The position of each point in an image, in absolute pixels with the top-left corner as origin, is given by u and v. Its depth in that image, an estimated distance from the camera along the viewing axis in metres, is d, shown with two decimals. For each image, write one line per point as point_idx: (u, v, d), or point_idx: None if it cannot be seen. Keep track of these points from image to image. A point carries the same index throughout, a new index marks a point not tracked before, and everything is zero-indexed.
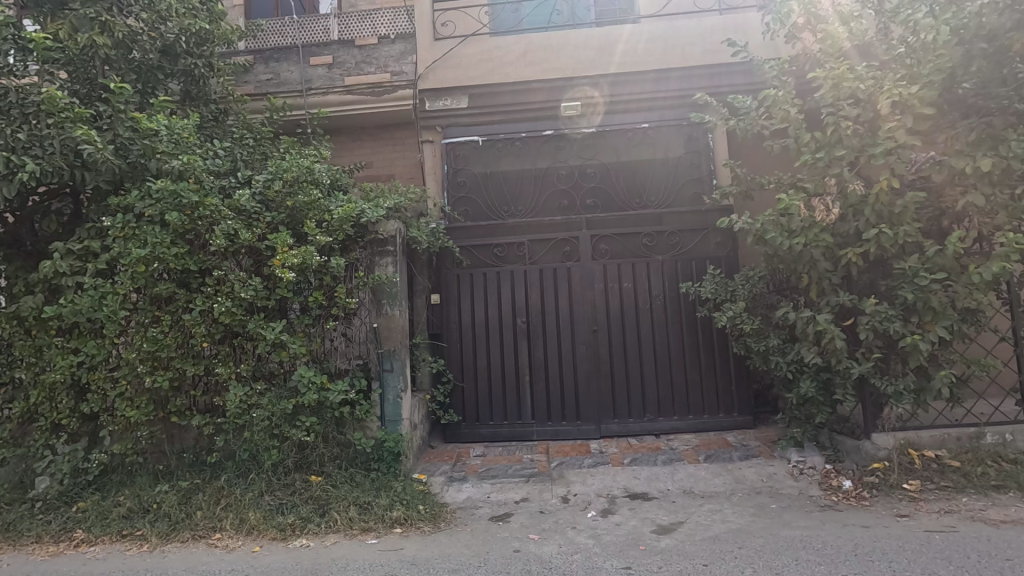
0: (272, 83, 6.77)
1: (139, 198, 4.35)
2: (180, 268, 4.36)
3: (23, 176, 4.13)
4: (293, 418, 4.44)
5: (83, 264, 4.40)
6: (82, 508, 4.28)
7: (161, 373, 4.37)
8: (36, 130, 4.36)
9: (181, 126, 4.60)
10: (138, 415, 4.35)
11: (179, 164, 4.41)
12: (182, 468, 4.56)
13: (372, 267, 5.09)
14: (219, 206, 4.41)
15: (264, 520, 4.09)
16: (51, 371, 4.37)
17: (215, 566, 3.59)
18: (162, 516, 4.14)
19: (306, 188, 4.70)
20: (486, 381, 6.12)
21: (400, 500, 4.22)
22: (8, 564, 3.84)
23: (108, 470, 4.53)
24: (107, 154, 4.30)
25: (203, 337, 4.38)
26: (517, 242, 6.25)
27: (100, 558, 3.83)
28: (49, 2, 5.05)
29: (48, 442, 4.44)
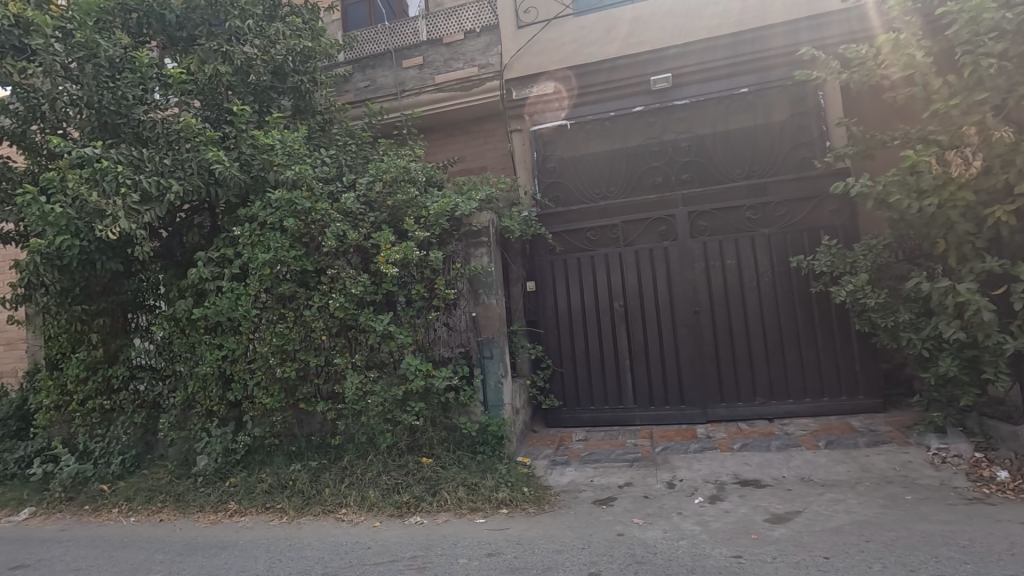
0: (369, 90, 7.23)
1: (262, 208, 4.87)
2: (299, 268, 4.80)
3: (171, 197, 4.77)
4: (403, 404, 4.77)
5: (220, 269, 5.00)
6: (234, 483, 4.89)
7: (289, 364, 4.85)
8: (178, 154, 5.01)
9: (293, 139, 5.03)
10: (272, 402, 4.89)
11: (292, 174, 4.83)
12: (311, 449, 5.07)
13: (468, 258, 5.28)
14: (328, 210, 4.80)
15: (382, 497, 4.40)
16: (203, 364, 5.06)
17: (341, 536, 3.92)
18: (298, 491, 4.61)
19: (404, 187, 4.99)
20: (586, 366, 6.10)
21: (506, 482, 4.37)
22: (179, 528, 4.49)
23: (251, 450, 5.15)
24: (233, 171, 4.86)
25: (322, 330, 4.80)
26: (611, 224, 6.14)
27: (249, 526, 4.35)
28: (183, 41, 5.80)
29: (205, 425, 5.14)
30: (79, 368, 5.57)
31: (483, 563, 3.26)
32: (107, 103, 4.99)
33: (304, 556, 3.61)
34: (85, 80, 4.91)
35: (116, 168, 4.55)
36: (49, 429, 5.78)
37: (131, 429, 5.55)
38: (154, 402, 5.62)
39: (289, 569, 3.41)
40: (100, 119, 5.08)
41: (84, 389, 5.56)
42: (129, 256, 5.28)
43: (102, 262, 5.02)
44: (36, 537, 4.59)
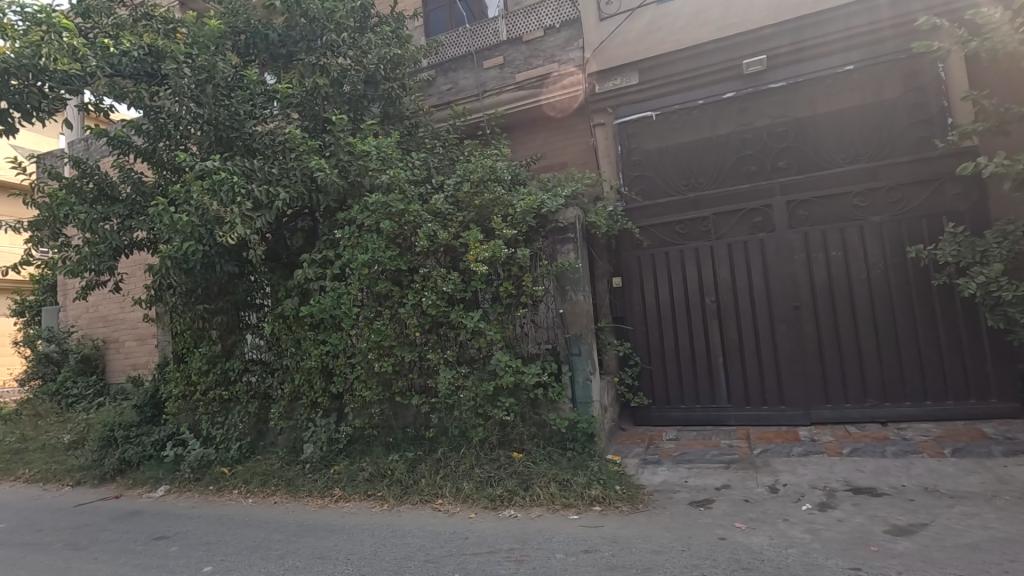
0: (452, 92, 7.41)
1: (360, 211, 5.13)
2: (394, 267, 5.00)
3: (279, 204, 5.14)
4: (494, 399, 4.87)
5: (323, 270, 5.34)
6: (339, 470, 5.21)
7: (387, 359, 5.09)
8: (284, 163, 5.39)
9: (387, 145, 5.23)
10: (371, 395, 5.16)
11: (387, 178, 5.06)
12: (406, 441, 5.29)
13: (555, 255, 5.30)
14: (420, 211, 4.97)
15: (476, 490, 4.50)
16: (309, 358, 5.47)
17: (440, 526, 4.05)
18: (396, 481, 4.83)
19: (490, 185, 5.08)
20: (676, 363, 5.92)
21: (598, 479, 4.34)
22: (291, 510, 4.83)
23: (352, 440, 5.46)
24: (333, 177, 5.17)
25: (416, 327, 4.99)
26: (701, 216, 5.94)
27: (354, 512, 4.61)
28: (283, 57, 6.19)
29: (310, 416, 5.57)
30: (202, 361, 6.15)
31: (581, 559, 3.25)
32: (223, 119, 5.46)
33: (407, 543, 3.76)
34: (205, 99, 5.39)
35: (232, 179, 4.95)
36: (179, 416, 6.44)
37: (246, 418, 6.06)
38: (265, 394, 6.09)
39: (394, 554, 3.57)
40: (217, 134, 5.55)
41: (206, 380, 6.13)
42: (243, 259, 5.74)
43: (221, 265, 5.49)
44: (171, 512, 5.11)
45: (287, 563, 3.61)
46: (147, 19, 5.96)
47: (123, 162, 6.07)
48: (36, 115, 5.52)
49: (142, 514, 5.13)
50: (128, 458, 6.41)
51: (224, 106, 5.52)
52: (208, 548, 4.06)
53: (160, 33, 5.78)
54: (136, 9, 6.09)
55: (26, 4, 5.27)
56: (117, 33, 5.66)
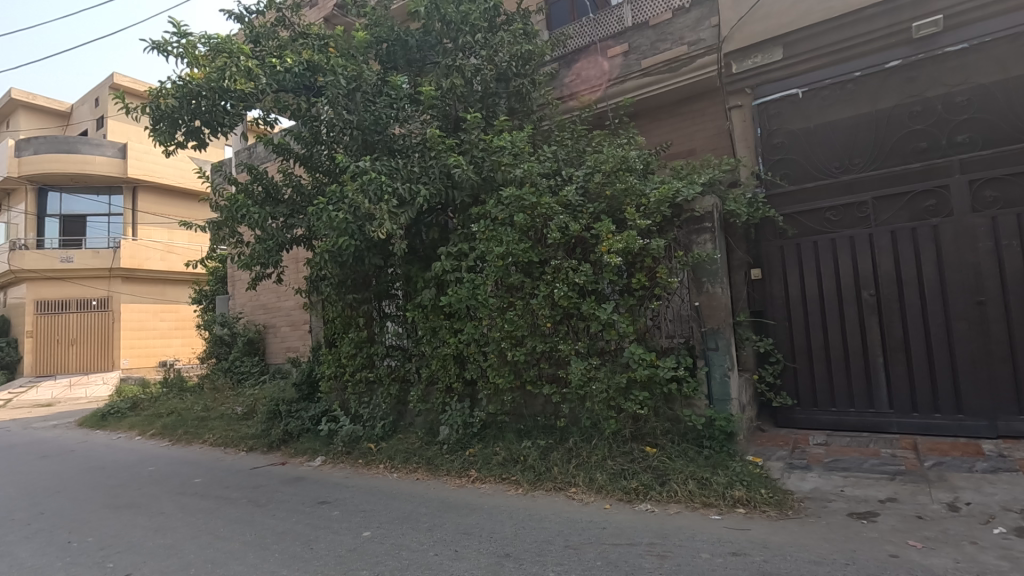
0: (575, 83, 7.35)
1: (494, 205, 5.34)
2: (526, 260, 5.10)
3: (420, 200, 5.45)
4: (626, 392, 4.83)
5: (458, 262, 5.62)
6: (474, 453, 5.47)
7: (519, 349, 5.24)
8: (424, 163, 5.74)
9: (520, 139, 5.35)
10: (503, 382, 5.36)
11: (520, 172, 5.18)
12: (537, 429, 5.43)
13: (690, 246, 5.14)
14: (551, 204, 5.02)
15: (610, 481, 4.48)
16: (445, 345, 5.84)
17: (576, 514, 4.11)
18: (529, 467, 4.96)
19: (622, 176, 5.02)
20: (825, 362, 5.45)
21: (741, 480, 4.13)
22: (433, 487, 5.16)
23: (485, 425, 5.73)
24: (469, 172, 5.40)
25: (547, 318, 5.05)
26: (858, 201, 5.40)
27: (490, 493, 4.81)
28: (419, 62, 6.58)
29: (446, 399, 5.97)
30: (350, 346, 6.77)
31: (729, 562, 3.12)
32: (369, 123, 5.92)
33: (545, 528, 3.86)
34: (353, 106, 5.87)
35: (380, 178, 5.29)
36: (331, 394, 7.18)
37: (388, 399, 6.60)
38: (404, 377, 6.58)
39: (533, 537, 3.68)
40: (363, 138, 6.01)
41: (353, 363, 6.76)
42: (386, 252, 6.21)
43: (369, 258, 5.96)
44: (329, 480, 5.69)
45: (435, 535, 3.87)
46: (303, 37, 6.62)
47: (286, 167, 6.80)
48: (219, 131, 6.36)
49: (306, 480, 5.77)
50: (289, 429, 7.23)
51: (370, 111, 5.96)
52: (365, 515, 4.47)
53: (315, 49, 6.38)
54: (294, 29, 6.79)
55: (212, 35, 6.09)
56: (281, 52, 6.33)
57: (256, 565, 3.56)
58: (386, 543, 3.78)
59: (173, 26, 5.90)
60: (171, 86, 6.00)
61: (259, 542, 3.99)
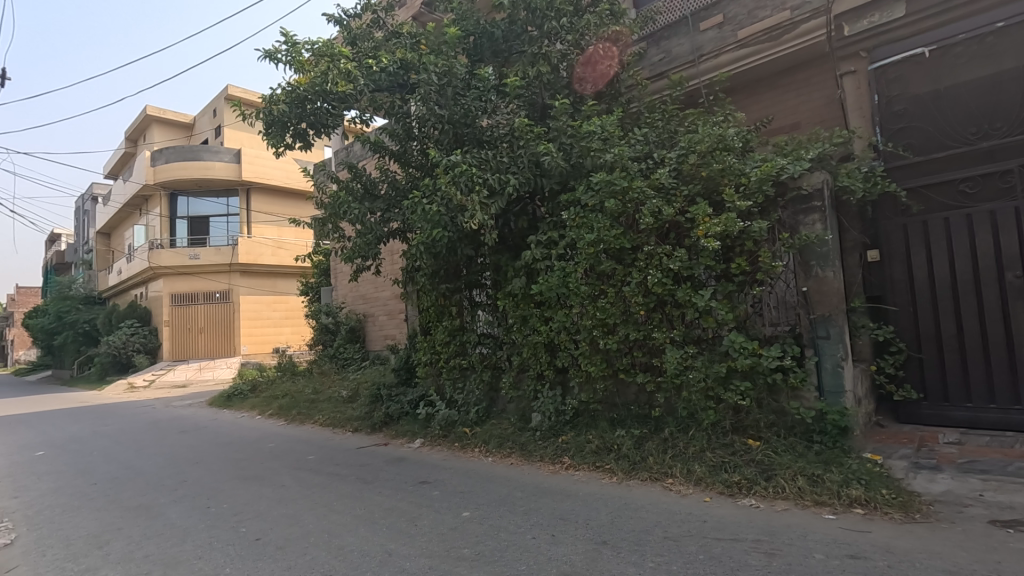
0: (665, 61, 7.04)
1: (584, 192, 5.28)
2: (618, 246, 5.01)
3: (510, 189, 5.49)
4: (726, 382, 4.63)
5: (548, 250, 5.65)
6: (566, 440, 5.49)
7: (611, 337, 5.18)
8: (513, 153, 5.79)
9: (610, 123, 5.24)
10: (595, 370, 5.33)
11: (610, 157, 5.07)
12: (630, 418, 5.36)
13: (797, 228, 4.79)
14: (644, 187, 4.87)
15: (710, 474, 4.33)
16: (536, 333, 5.90)
17: (674, 505, 4.01)
18: (623, 456, 4.90)
19: (720, 155, 4.77)
20: (959, 352, 4.89)
21: (858, 479, 3.83)
22: (527, 472, 5.25)
23: (578, 413, 5.74)
24: (558, 160, 5.36)
25: (640, 305, 4.94)
26: (1001, 169, 4.77)
27: (584, 481, 4.81)
28: (505, 52, 6.62)
29: (538, 386, 6.05)
30: (445, 334, 7.04)
31: (848, 565, 2.91)
32: (459, 117, 6.07)
33: (643, 518, 3.80)
34: (444, 101, 6.01)
35: (470, 170, 5.39)
36: (427, 379, 7.52)
37: (481, 385, 6.79)
38: (496, 364, 6.74)
39: (631, 527, 3.64)
40: (454, 132, 6.16)
41: (448, 350, 7.03)
42: (477, 243, 6.35)
43: (461, 249, 6.11)
44: (428, 462, 5.96)
45: (532, 519, 3.94)
46: (396, 37, 6.88)
47: (382, 163, 7.12)
48: (323, 131, 6.77)
49: (407, 460, 6.08)
50: (390, 412, 7.64)
51: (459, 105, 6.10)
52: (463, 496, 4.64)
53: (407, 47, 6.61)
54: (387, 29, 7.07)
55: (314, 41, 6.51)
56: (376, 53, 6.62)
57: (367, 537, 3.81)
58: (484, 524, 3.90)
59: (282, 35, 6.35)
60: (281, 92, 6.46)
61: (368, 516, 4.27)
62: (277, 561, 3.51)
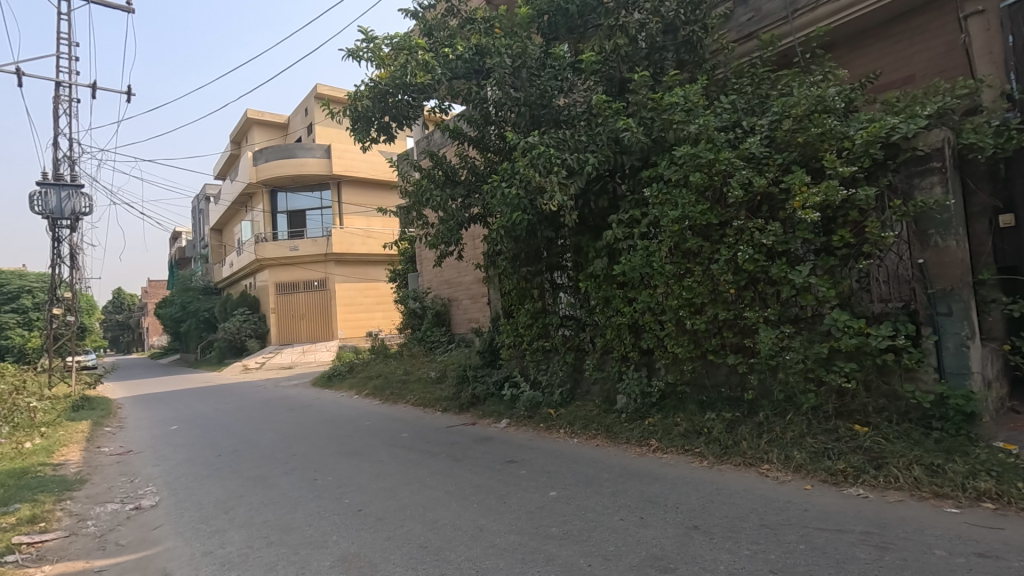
0: (755, 20, 6.51)
1: (667, 166, 5.07)
2: (704, 222, 4.78)
3: (590, 168, 5.38)
4: (827, 363, 4.32)
5: (630, 229, 5.52)
6: (653, 423, 5.39)
7: (699, 317, 4.99)
8: (592, 131, 5.65)
9: (694, 92, 4.97)
10: (682, 352, 5.16)
11: (695, 128, 4.81)
12: (721, 400, 5.16)
13: (911, 193, 4.31)
14: (732, 158, 4.60)
15: (811, 461, 4.09)
16: (619, 314, 5.80)
17: (771, 492, 3.82)
18: (714, 440, 4.73)
19: (818, 118, 4.38)
20: None
21: (987, 470, 3.45)
22: (613, 454, 5.21)
23: (664, 395, 5.60)
24: (639, 136, 5.16)
25: (730, 284, 4.69)
26: None
27: (673, 464, 4.70)
28: (581, 27, 6.43)
29: (622, 368, 5.96)
30: (527, 316, 7.10)
31: (975, 564, 2.64)
32: (536, 98, 6.03)
33: (736, 504, 3.66)
34: (520, 83, 6.03)
35: (548, 151, 5.34)
36: (511, 361, 7.65)
37: (564, 367, 6.80)
38: (579, 346, 6.72)
39: (724, 512, 3.52)
40: (531, 114, 6.13)
41: (531, 332, 7.10)
42: (557, 224, 6.31)
43: (541, 232, 6.10)
44: (515, 442, 6.09)
45: (619, 501, 3.92)
46: (471, 22, 6.89)
47: (461, 150, 7.21)
48: (405, 124, 7.01)
49: (494, 440, 6.25)
50: (477, 393, 7.87)
51: (535, 86, 6.06)
52: (550, 476, 4.70)
53: (482, 32, 6.60)
54: (462, 16, 7.09)
55: (392, 35, 6.70)
56: (452, 41, 6.69)
57: (459, 512, 3.98)
58: (572, 504, 3.93)
59: (363, 33, 6.60)
60: (365, 88, 6.74)
61: (459, 492, 4.44)
62: (378, 531, 3.75)
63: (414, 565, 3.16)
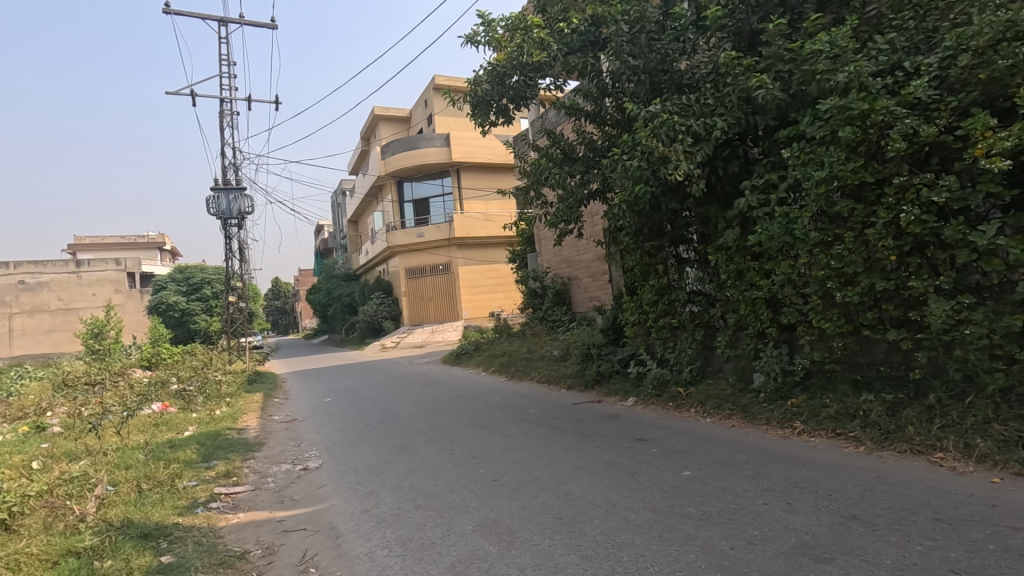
0: None
1: (809, 122, 4.57)
2: (857, 182, 4.26)
3: (718, 133, 5.01)
4: (1022, 338, 3.68)
5: (766, 196, 5.10)
6: (797, 404, 4.99)
7: (850, 289, 4.48)
8: (719, 92, 5.25)
9: (842, 35, 4.41)
10: (830, 327, 4.69)
11: (844, 76, 4.28)
12: (880, 380, 4.64)
13: None
14: (891, 106, 4.03)
15: (1000, 451, 3.54)
16: (755, 288, 5.40)
17: (947, 484, 3.37)
18: (873, 424, 4.28)
19: (1008, 47, 3.67)
20: None
21: None
22: (751, 435, 4.93)
23: (810, 374, 5.16)
24: (775, 92, 4.70)
25: (890, 250, 4.15)
26: None
27: (824, 448, 4.32)
28: None
29: (758, 346, 5.58)
30: (651, 293, 6.87)
31: None
32: (656, 64, 5.73)
33: (903, 495, 3.29)
34: (638, 50, 5.76)
35: (671, 118, 5.07)
36: (636, 339, 7.51)
37: (693, 344, 6.54)
38: (709, 323, 6.41)
39: (887, 503, 3.18)
40: (651, 80, 5.86)
41: (656, 309, 6.88)
42: (682, 195, 6.01)
43: (665, 204, 5.86)
44: (643, 420, 5.99)
45: (762, 484, 3.70)
46: None
47: (578, 126, 7.09)
48: (522, 104, 7.07)
49: (622, 417, 6.20)
50: (601, 371, 7.84)
51: (655, 51, 5.76)
52: (683, 455, 4.57)
53: None
54: None
55: (507, 16, 6.76)
56: (566, 15, 6.57)
57: (591, 487, 4.02)
58: (708, 485, 3.79)
59: (479, 18, 6.73)
60: (483, 72, 6.88)
61: (589, 468, 4.48)
62: (514, 500, 3.91)
63: (551, 535, 3.26)
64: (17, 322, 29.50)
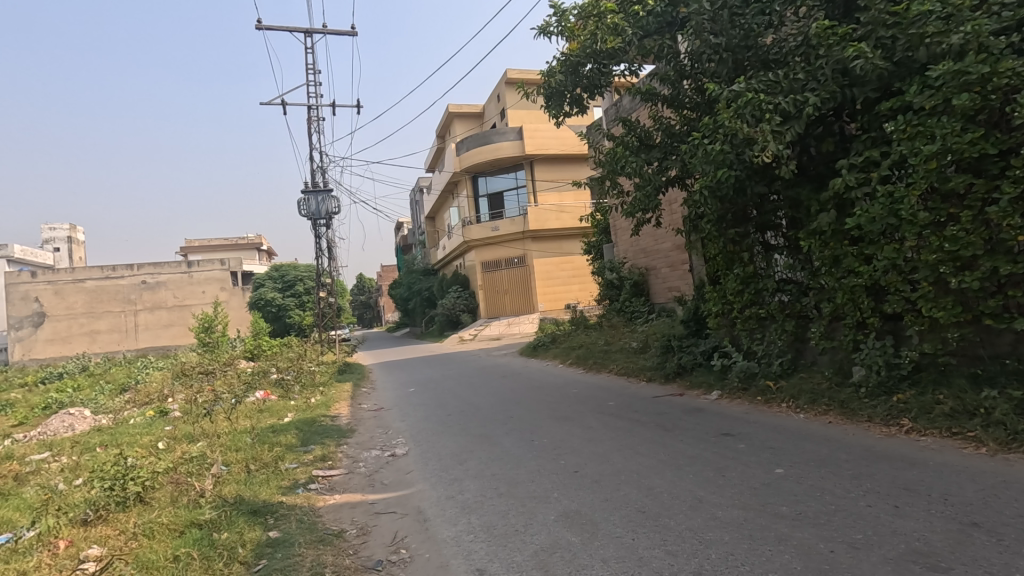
0: None
1: (918, 92, 4.15)
2: (976, 155, 3.86)
3: (810, 109, 4.68)
4: None
5: (866, 174, 4.70)
6: (904, 400, 4.60)
7: (968, 274, 4.07)
8: (811, 66, 4.88)
9: None
10: (944, 316, 4.25)
11: (959, 38, 3.89)
12: (1006, 374, 4.21)
13: None
14: (1018, 67, 3.63)
15: None
16: (853, 275, 4.98)
17: None
18: (997, 423, 3.87)
19: None
20: None
21: None
22: (851, 432, 4.59)
23: (919, 367, 4.73)
24: (876, 61, 4.32)
25: (1018, 230, 3.75)
26: None
27: (938, 449, 3.95)
28: None
29: (857, 337, 5.16)
30: (736, 282, 6.55)
31: None
32: (740, 40, 5.45)
33: None
34: (719, 27, 5.49)
35: (757, 96, 4.80)
36: (720, 330, 7.22)
37: (783, 336, 6.19)
38: (801, 313, 6.04)
39: (1016, 510, 2.86)
40: (734, 59, 5.58)
41: (741, 299, 6.55)
42: (769, 178, 5.67)
43: (751, 187, 5.54)
44: (730, 414, 5.75)
45: (865, 485, 3.44)
46: None
47: (655, 111, 6.86)
48: (597, 93, 6.96)
49: (706, 411, 5.99)
50: (683, 363, 7.60)
51: (738, 26, 5.46)
52: (774, 452, 4.34)
53: None
54: None
55: (580, 4, 6.67)
56: None
57: (675, 482, 3.92)
58: (804, 484, 3.58)
59: (552, 8, 6.69)
60: (557, 63, 6.84)
61: (673, 462, 4.37)
62: (595, 492, 3.90)
63: (634, 528, 3.22)
64: (141, 318, 33.05)
